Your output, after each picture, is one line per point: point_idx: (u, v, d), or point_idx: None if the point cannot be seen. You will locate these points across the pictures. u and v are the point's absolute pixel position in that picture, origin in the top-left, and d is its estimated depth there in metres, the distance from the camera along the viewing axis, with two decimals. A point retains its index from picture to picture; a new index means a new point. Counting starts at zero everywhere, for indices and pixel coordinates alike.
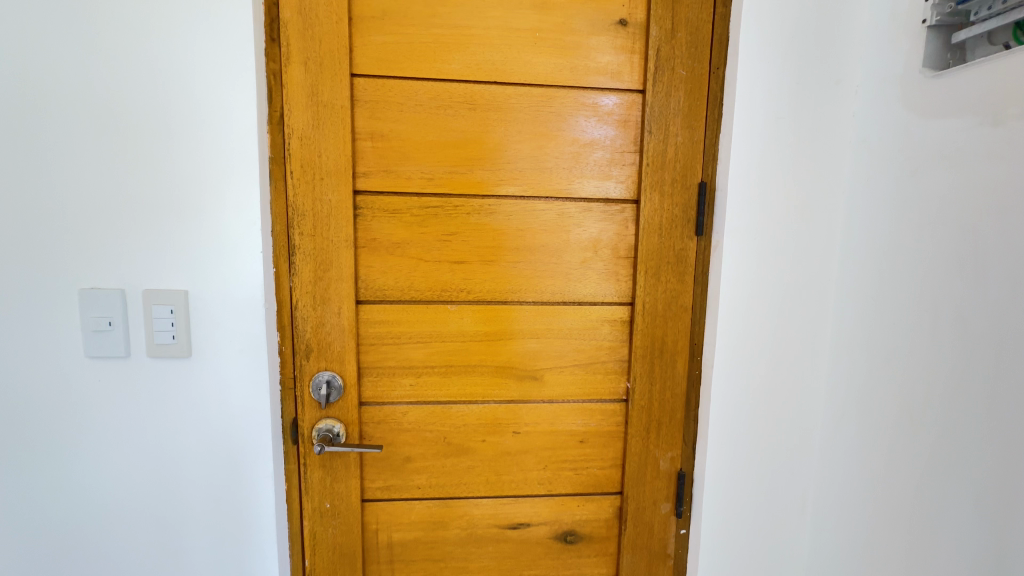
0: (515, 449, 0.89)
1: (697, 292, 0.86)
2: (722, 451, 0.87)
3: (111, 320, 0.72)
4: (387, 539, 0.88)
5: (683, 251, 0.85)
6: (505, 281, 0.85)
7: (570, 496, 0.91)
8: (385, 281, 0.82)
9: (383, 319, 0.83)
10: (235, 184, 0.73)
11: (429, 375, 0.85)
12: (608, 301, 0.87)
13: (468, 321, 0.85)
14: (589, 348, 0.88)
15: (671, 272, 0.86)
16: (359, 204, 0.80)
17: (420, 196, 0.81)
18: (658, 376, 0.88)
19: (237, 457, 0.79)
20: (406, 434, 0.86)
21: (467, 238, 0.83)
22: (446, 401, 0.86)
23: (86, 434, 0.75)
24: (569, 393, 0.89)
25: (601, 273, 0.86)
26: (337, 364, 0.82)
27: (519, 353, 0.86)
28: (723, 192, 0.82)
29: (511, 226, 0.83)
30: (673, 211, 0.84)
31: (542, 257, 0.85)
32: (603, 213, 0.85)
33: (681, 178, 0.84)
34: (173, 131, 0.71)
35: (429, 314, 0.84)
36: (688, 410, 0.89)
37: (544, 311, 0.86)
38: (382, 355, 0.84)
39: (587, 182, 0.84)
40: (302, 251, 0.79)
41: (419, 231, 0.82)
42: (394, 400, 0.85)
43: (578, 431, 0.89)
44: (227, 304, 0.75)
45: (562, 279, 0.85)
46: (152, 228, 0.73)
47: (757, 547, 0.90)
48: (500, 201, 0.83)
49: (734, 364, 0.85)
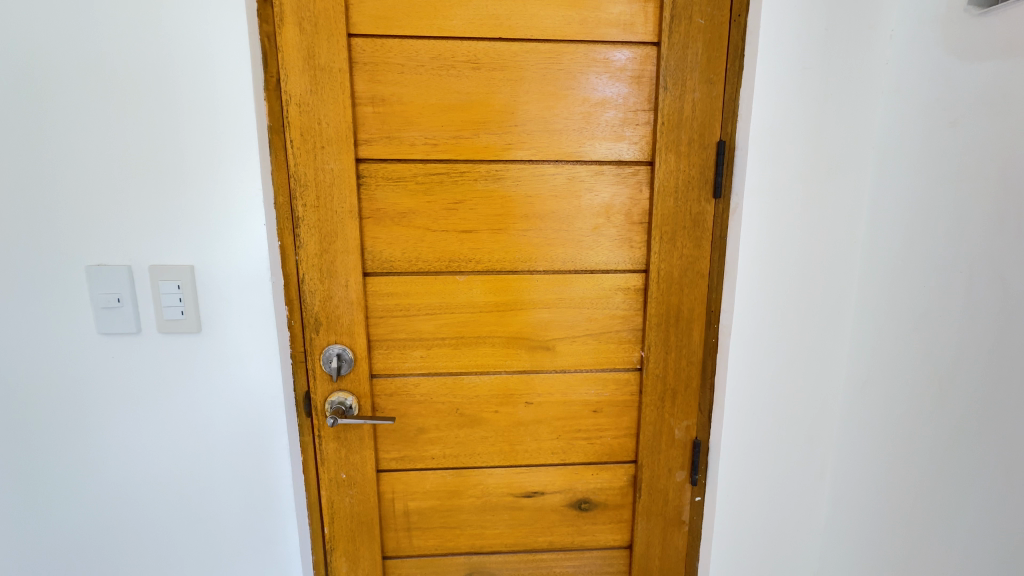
0: (529, 418, 0.88)
1: (714, 258, 0.83)
2: (740, 419, 0.86)
3: (120, 297, 0.72)
4: (404, 508, 0.89)
5: (700, 214, 0.82)
6: (516, 249, 0.82)
7: (583, 465, 0.91)
8: (392, 252, 0.81)
9: (391, 292, 0.82)
10: (236, 156, 0.71)
11: (440, 347, 0.84)
12: (621, 269, 0.84)
13: (478, 291, 0.83)
14: (601, 317, 0.86)
15: (687, 237, 0.82)
16: (362, 172, 0.78)
17: (425, 162, 0.78)
18: (673, 344, 0.86)
19: (253, 431, 0.79)
20: (418, 406, 0.86)
21: (474, 207, 0.80)
22: (457, 372, 0.85)
23: (106, 410, 0.76)
24: (582, 363, 0.87)
25: (614, 240, 0.83)
26: (347, 337, 0.82)
27: (530, 323, 0.85)
28: (743, 151, 0.78)
29: (520, 192, 0.80)
30: (690, 172, 0.80)
31: (552, 224, 0.82)
32: (617, 177, 0.81)
33: (699, 137, 0.79)
34: (170, 103, 0.69)
35: (437, 285, 0.82)
36: (705, 378, 0.88)
37: (556, 280, 0.83)
38: (392, 327, 0.83)
39: (599, 145, 0.80)
40: (306, 224, 0.77)
41: (425, 200, 0.79)
42: (405, 372, 0.85)
43: (591, 400, 0.88)
44: (234, 279, 0.74)
45: (573, 247, 0.83)
46: (155, 202, 0.71)
47: (775, 515, 0.90)
48: (508, 166, 0.79)
49: (753, 331, 0.82)
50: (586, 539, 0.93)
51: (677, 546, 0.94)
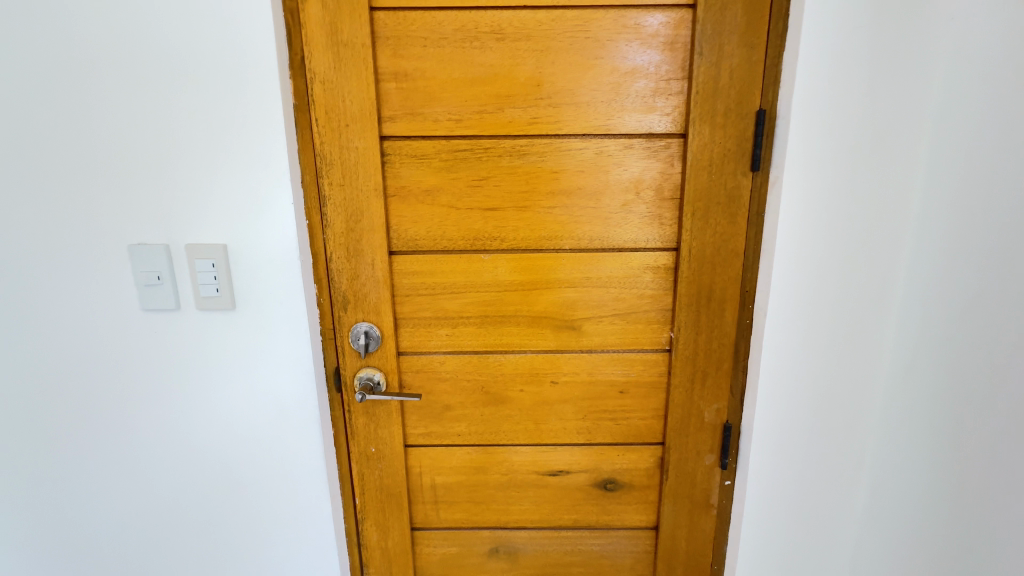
0: (554, 398, 0.87)
1: (750, 235, 0.79)
2: (776, 403, 0.83)
3: (160, 275, 0.75)
4: (431, 482, 0.91)
5: (736, 189, 0.78)
6: (542, 227, 0.80)
7: (609, 445, 0.90)
8: (416, 231, 0.80)
9: (416, 270, 0.82)
10: (263, 135, 0.72)
11: (465, 325, 0.84)
12: (650, 247, 0.81)
13: (503, 270, 0.82)
14: (629, 297, 0.83)
15: (721, 213, 0.79)
16: (386, 150, 0.77)
17: (449, 139, 0.77)
18: (705, 325, 0.83)
19: (285, 404, 0.82)
20: (444, 383, 0.87)
21: (498, 184, 0.79)
22: (482, 351, 0.85)
23: (150, 382, 0.80)
24: (609, 344, 0.85)
25: (643, 217, 0.80)
26: (374, 315, 0.83)
27: (556, 302, 0.83)
28: (787, 120, 0.73)
29: (546, 168, 0.78)
30: (726, 145, 0.76)
31: (579, 201, 0.79)
32: (649, 151, 0.78)
33: (737, 107, 0.75)
34: (198, 84, 0.70)
35: (462, 264, 0.81)
36: (737, 360, 0.85)
37: (582, 258, 0.82)
38: (417, 306, 0.83)
39: (628, 117, 0.77)
40: (332, 202, 0.78)
41: (449, 177, 0.78)
42: (431, 350, 0.85)
43: (618, 381, 0.87)
44: (267, 257, 0.76)
45: (600, 224, 0.80)
46: (187, 183, 0.73)
47: (808, 501, 0.87)
48: (534, 141, 0.77)
49: (792, 312, 0.79)
50: (611, 519, 0.93)
51: (705, 529, 0.93)
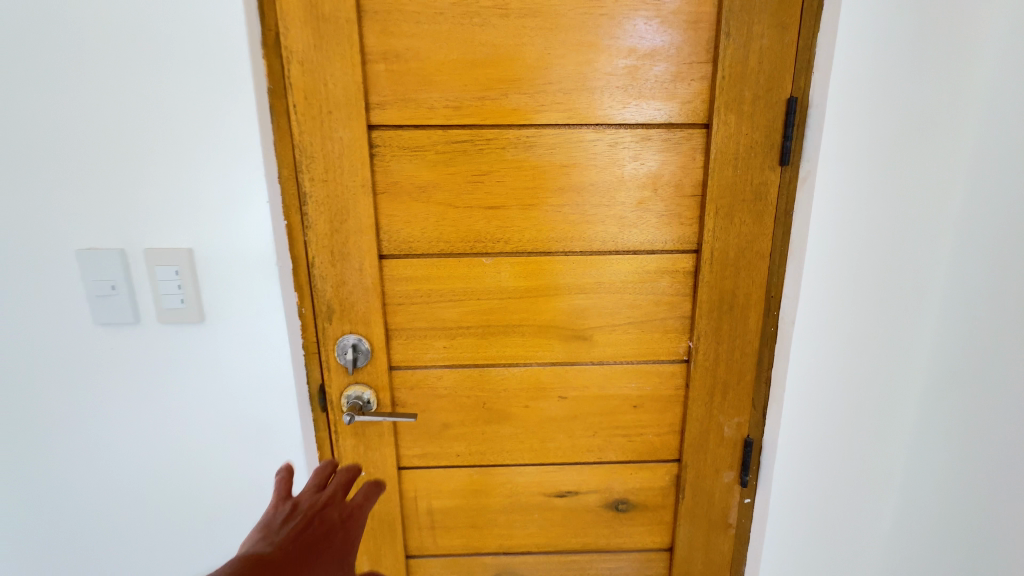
0: (562, 414, 0.80)
1: (777, 235, 0.73)
2: (803, 416, 0.76)
3: (115, 284, 0.65)
4: (427, 507, 0.83)
5: (763, 185, 0.71)
6: (549, 228, 0.72)
7: (621, 464, 0.83)
8: (409, 231, 0.72)
9: (410, 276, 0.73)
10: (234, 123, 0.62)
11: (464, 337, 0.76)
12: (669, 249, 0.74)
13: (506, 276, 0.74)
14: (645, 304, 0.76)
15: (746, 212, 0.72)
16: (375, 141, 0.68)
17: (446, 128, 0.68)
18: (726, 334, 0.76)
19: (263, 427, 0.73)
20: (441, 400, 0.79)
21: (501, 179, 0.70)
22: (484, 365, 0.77)
23: (106, 406, 0.71)
24: (622, 354, 0.78)
25: (661, 216, 0.73)
26: (362, 327, 0.74)
27: (565, 310, 0.76)
28: (821, 109, 0.66)
29: (554, 161, 0.70)
30: (753, 136, 0.69)
31: (591, 198, 0.72)
32: (669, 143, 0.70)
33: (766, 94, 0.68)
34: (154, 62, 0.60)
35: (461, 269, 0.73)
36: (761, 371, 0.78)
37: (594, 262, 0.74)
38: (411, 315, 0.75)
39: (646, 105, 0.69)
40: (314, 200, 0.69)
41: (446, 172, 0.70)
42: (427, 364, 0.77)
43: (631, 395, 0.80)
44: (239, 262, 0.67)
45: (614, 224, 0.73)
46: (144, 178, 0.63)
47: (834, 519, 0.81)
48: (541, 131, 0.69)
49: (823, 319, 0.72)
50: (622, 542, 0.86)
51: (722, 550, 0.87)
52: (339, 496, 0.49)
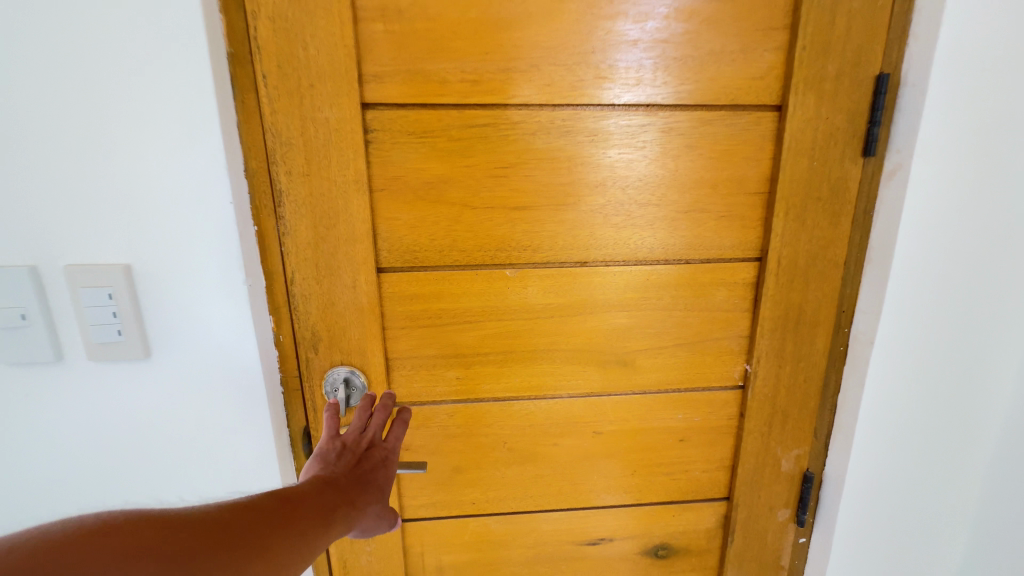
0: (597, 452, 0.68)
1: (854, 240, 0.61)
2: (876, 450, 0.66)
3: (25, 313, 0.49)
4: (436, 563, 0.70)
5: (841, 180, 0.59)
6: (586, 233, 0.59)
7: (663, 505, 0.71)
8: (415, 239, 0.57)
9: (416, 293, 0.59)
10: (181, 99, 0.46)
11: (482, 365, 0.63)
12: (728, 257, 0.62)
13: (534, 292, 0.61)
14: (697, 322, 0.64)
15: (821, 212, 0.60)
16: (370, 124, 0.53)
17: (461, 109, 0.54)
18: (790, 355, 0.65)
19: (237, 479, 0.60)
20: (453, 441, 0.65)
21: (530, 173, 0.57)
22: (505, 398, 0.64)
23: (26, 465, 0.55)
24: (668, 381, 0.66)
25: (721, 217, 0.60)
26: (357, 357, 0.60)
27: (603, 332, 0.63)
28: (919, 88, 0.54)
29: (595, 151, 0.57)
30: (834, 120, 0.57)
31: (638, 197, 0.59)
32: (733, 128, 0.57)
33: (851, 69, 0.56)
34: (61, 9, 0.43)
35: (479, 284, 0.59)
36: (826, 396, 0.67)
37: (639, 274, 0.61)
38: (417, 341, 0.61)
39: (709, 81, 0.56)
40: (293, 200, 0.54)
41: (461, 163, 0.55)
42: (435, 399, 0.63)
43: (677, 427, 0.68)
44: (195, 279, 0.51)
45: (665, 227, 0.60)
46: (57, 172, 0.47)
47: (899, 560, 0.71)
48: (580, 113, 0.55)
49: (907, 338, 0.61)
50: None
51: None
52: (382, 438, 0.50)
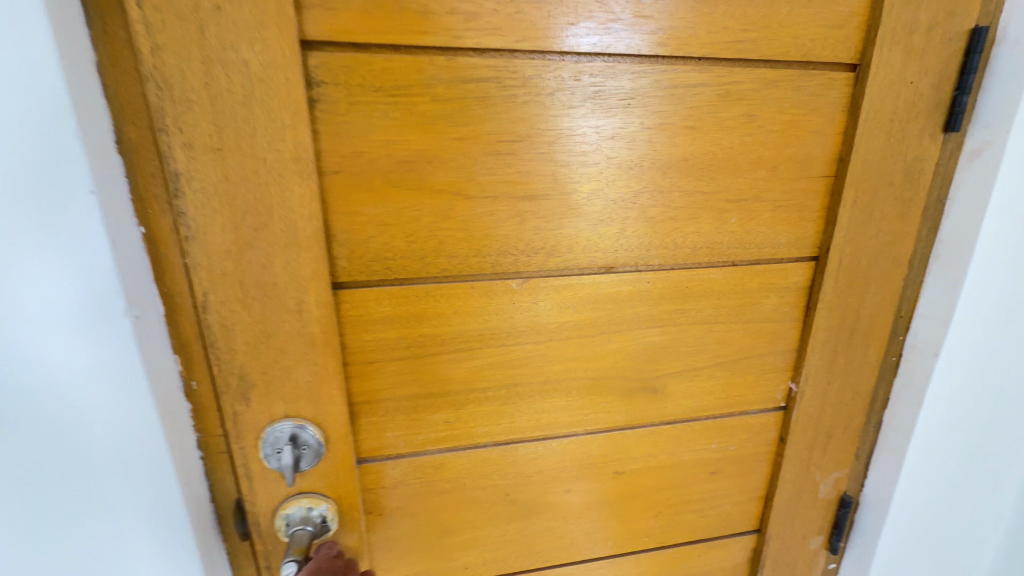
0: (617, 495, 0.56)
1: (921, 234, 0.51)
2: (930, 474, 0.57)
3: None
4: None
5: (918, 162, 0.48)
6: (615, 231, 0.45)
7: (689, 546, 0.61)
8: (386, 242, 0.41)
9: (389, 315, 0.43)
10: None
11: (479, 404, 0.48)
12: (780, 257, 0.50)
13: (546, 308, 0.46)
14: (741, 336, 0.52)
15: (891, 201, 0.49)
16: (314, 75, 0.36)
17: (450, 56, 0.37)
18: (840, 370, 0.55)
19: None
20: (440, 498, 0.51)
21: (535, 154, 0.41)
22: (506, 441, 0.50)
23: None
24: (703, 408, 0.54)
25: (778, 208, 0.48)
26: (305, 407, 0.43)
27: (630, 353, 0.50)
28: (1022, 45, 0.43)
29: (629, 122, 0.42)
30: (918, 86, 0.46)
31: (680, 183, 0.45)
32: (802, 94, 0.45)
33: (945, 20, 0.44)
34: None
35: (474, 301, 0.44)
36: (872, 414, 0.58)
37: (678, 280, 0.48)
38: (391, 379, 0.45)
39: (780, 28, 0.42)
40: (198, 189, 0.36)
41: (450, 135, 0.39)
42: (416, 450, 0.48)
43: (710, 459, 0.57)
44: (40, 316, 0.32)
45: (709, 221, 0.47)
46: None
47: None
48: (611, 67, 0.40)
49: (978, 350, 0.52)
50: None
51: None
52: None
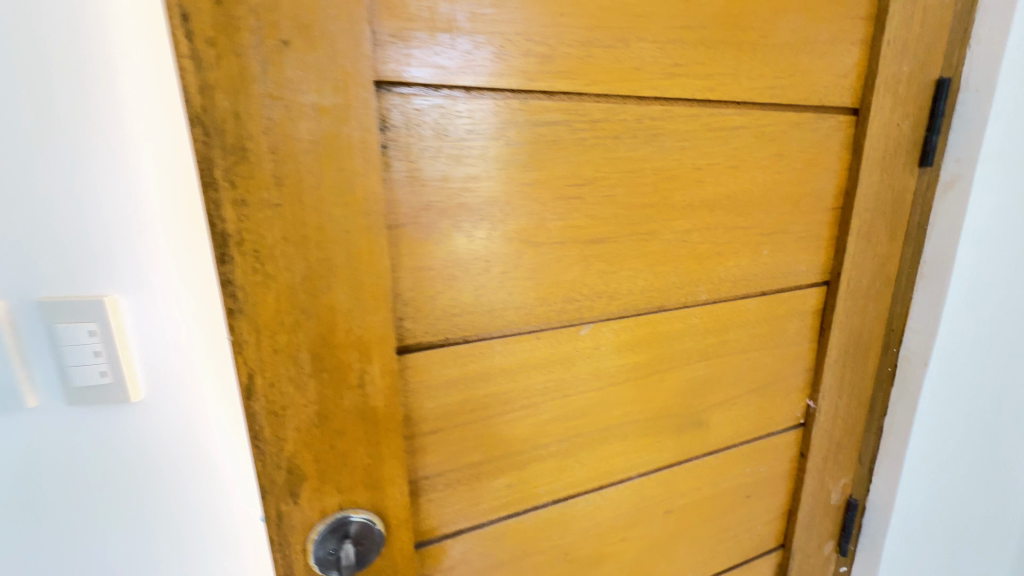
0: (667, 534, 0.54)
1: (907, 255, 0.57)
2: (924, 470, 0.63)
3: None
4: None
5: (903, 193, 0.54)
6: (669, 268, 0.45)
7: (728, 572, 0.61)
8: (454, 297, 0.37)
9: (454, 377, 0.39)
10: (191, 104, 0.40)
11: (541, 461, 0.45)
12: (800, 284, 0.53)
13: (608, 352, 0.45)
14: (770, 361, 0.54)
15: (884, 228, 0.55)
16: (386, 118, 0.32)
17: (525, 99, 0.35)
18: (848, 384, 0.60)
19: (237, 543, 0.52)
20: (500, 570, 0.46)
21: (446, 220, 0.35)
22: (566, 496, 0.47)
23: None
24: (739, 434, 0.55)
25: (800, 238, 0.51)
26: (362, 495, 0.37)
27: (680, 388, 0.50)
28: (982, 93, 0.51)
29: (683, 163, 0.43)
30: (902, 128, 0.52)
31: (724, 220, 0.46)
32: (817, 134, 0.49)
33: (920, 73, 0.51)
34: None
35: (539, 352, 0.41)
36: (872, 421, 0.63)
37: (722, 312, 0.49)
38: (454, 447, 0.40)
39: (800, 76, 0.46)
40: (251, 253, 0.30)
41: (521, 180, 0.37)
42: (477, 521, 0.43)
43: (745, 483, 0.58)
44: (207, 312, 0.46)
45: (747, 255, 0.49)
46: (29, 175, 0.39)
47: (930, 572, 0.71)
48: (669, 109, 0.41)
49: (957, 356, 0.59)
50: None
51: None
52: None
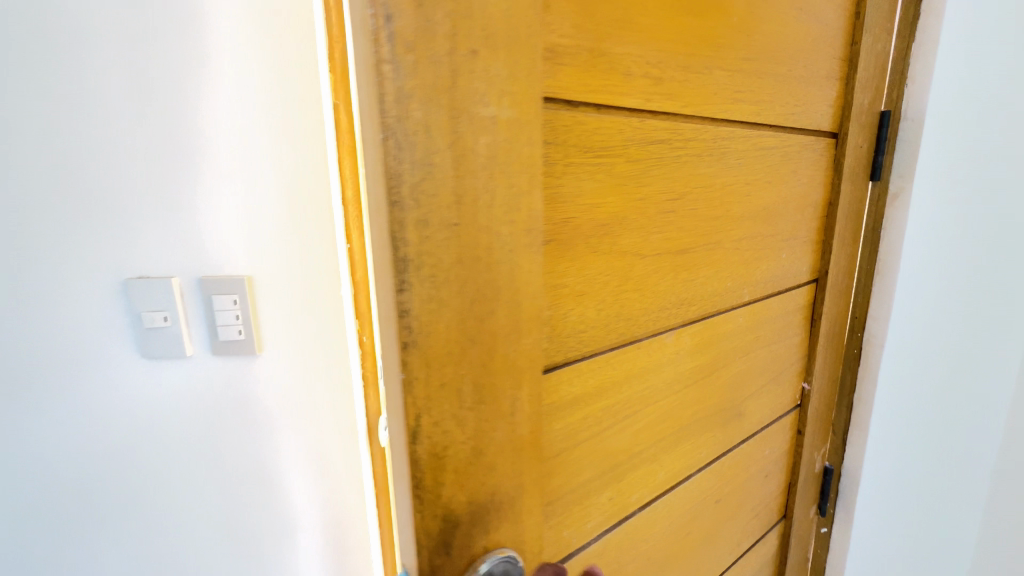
0: (715, 521, 0.58)
1: (863, 254, 0.69)
2: (886, 436, 0.75)
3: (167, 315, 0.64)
4: None
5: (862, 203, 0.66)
6: (727, 274, 0.49)
7: (752, 549, 0.67)
8: (582, 314, 0.37)
9: (577, 395, 0.38)
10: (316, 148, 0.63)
11: (635, 469, 0.45)
12: (801, 282, 0.62)
13: (685, 356, 0.47)
14: (783, 352, 0.62)
15: (851, 232, 0.66)
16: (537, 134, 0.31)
17: (640, 118, 0.37)
18: (829, 366, 0.70)
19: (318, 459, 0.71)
20: None
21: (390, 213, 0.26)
22: (650, 501, 0.48)
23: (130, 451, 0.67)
24: (763, 421, 0.62)
25: (803, 243, 0.59)
26: (507, 533, 0.34)
27: (729, 383, 0.54)
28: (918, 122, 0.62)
29: (739, 179, 0.47)
30: (863, 150, 0.63)
31: (762, 228, 0.52)
32: (815, 155, 0.57)
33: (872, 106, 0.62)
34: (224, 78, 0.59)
35: (639, 361, 0.43)
36: (841, 395, 0.74)
37: (757, 311, 0.55)
38: (573, 467, 0.39)
39: (808, 105, 0.53)
40: (429, 277, 0.27)
41: (635, 195, 0.38)
42: (586, 540, 0.43)
43: (764, 464, 0.64)
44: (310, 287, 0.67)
45: (773, 259, 0.55)
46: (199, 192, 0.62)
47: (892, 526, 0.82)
48: (732, 131, 0.45)
49: (906, 337, 0.71)
50: None
51: None
52: None
